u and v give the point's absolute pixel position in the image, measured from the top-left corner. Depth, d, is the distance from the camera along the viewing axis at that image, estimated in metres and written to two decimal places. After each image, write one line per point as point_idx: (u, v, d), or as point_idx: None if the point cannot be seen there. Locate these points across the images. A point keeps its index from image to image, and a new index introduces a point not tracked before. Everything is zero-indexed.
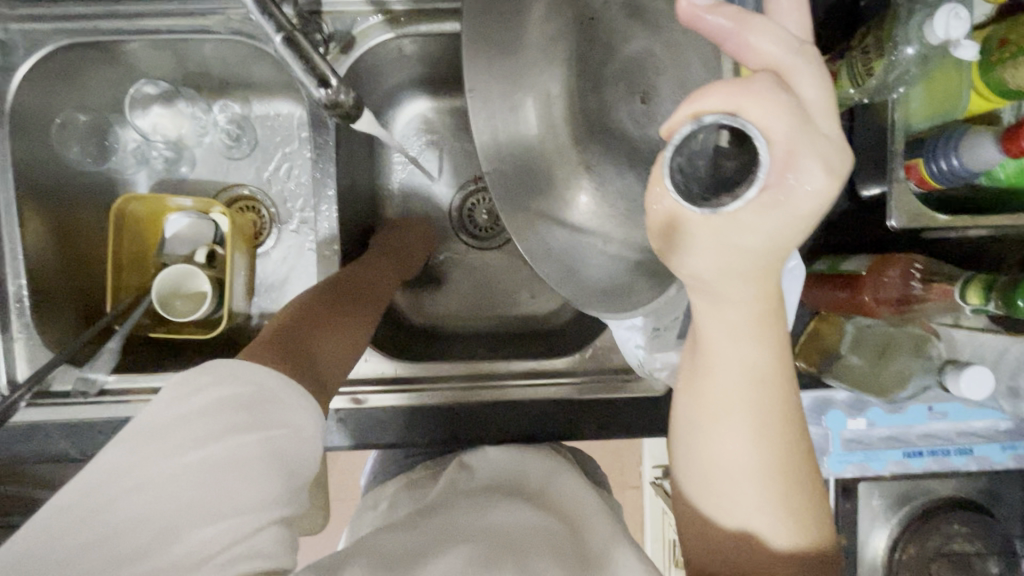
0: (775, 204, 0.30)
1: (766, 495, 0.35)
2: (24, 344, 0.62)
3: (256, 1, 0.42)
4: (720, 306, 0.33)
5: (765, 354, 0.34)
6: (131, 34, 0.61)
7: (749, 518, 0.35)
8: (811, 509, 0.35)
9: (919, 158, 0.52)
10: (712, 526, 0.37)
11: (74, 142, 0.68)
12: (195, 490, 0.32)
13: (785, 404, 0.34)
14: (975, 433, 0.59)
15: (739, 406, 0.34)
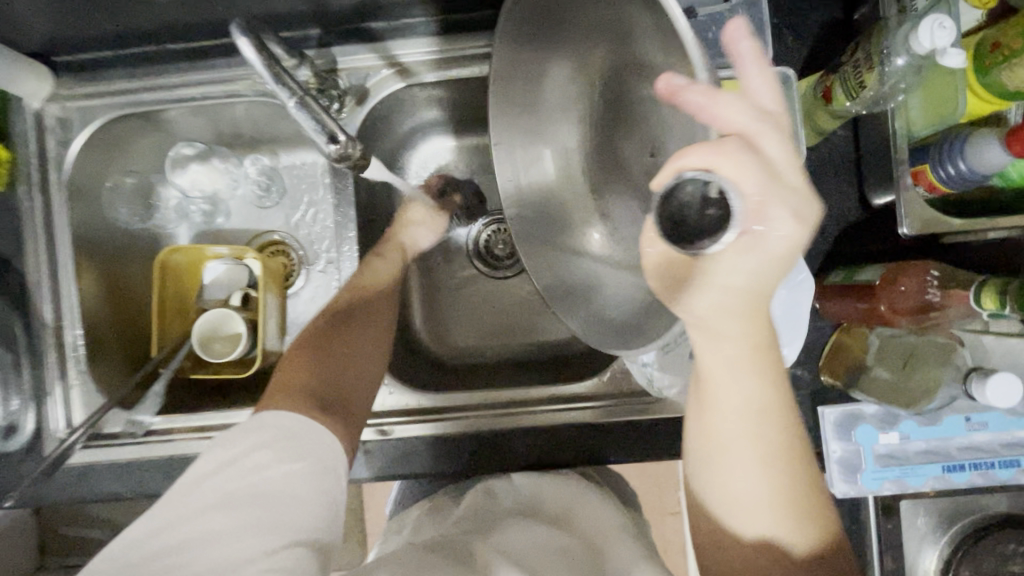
0: (749, 248, 0.34)
1: (778, 516, 0.37)
2: (80, 390, 0.67)
3: (270, 70, 0.45)
4: (716, 341, 0.36)
5: (764, 388, 0.36)
6: (170, 103, 0.68)
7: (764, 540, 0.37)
8: (822, 527, 0.37)
9: (926, 164, 0.52)
10: (732, 552, 0.38)
11: (122, 202, 0.74)
12: (242, 515, 0.40)
13: (787, 428, 0.37)
14: (1020, 443, 0.56)
15: (744, 433, 0.37)
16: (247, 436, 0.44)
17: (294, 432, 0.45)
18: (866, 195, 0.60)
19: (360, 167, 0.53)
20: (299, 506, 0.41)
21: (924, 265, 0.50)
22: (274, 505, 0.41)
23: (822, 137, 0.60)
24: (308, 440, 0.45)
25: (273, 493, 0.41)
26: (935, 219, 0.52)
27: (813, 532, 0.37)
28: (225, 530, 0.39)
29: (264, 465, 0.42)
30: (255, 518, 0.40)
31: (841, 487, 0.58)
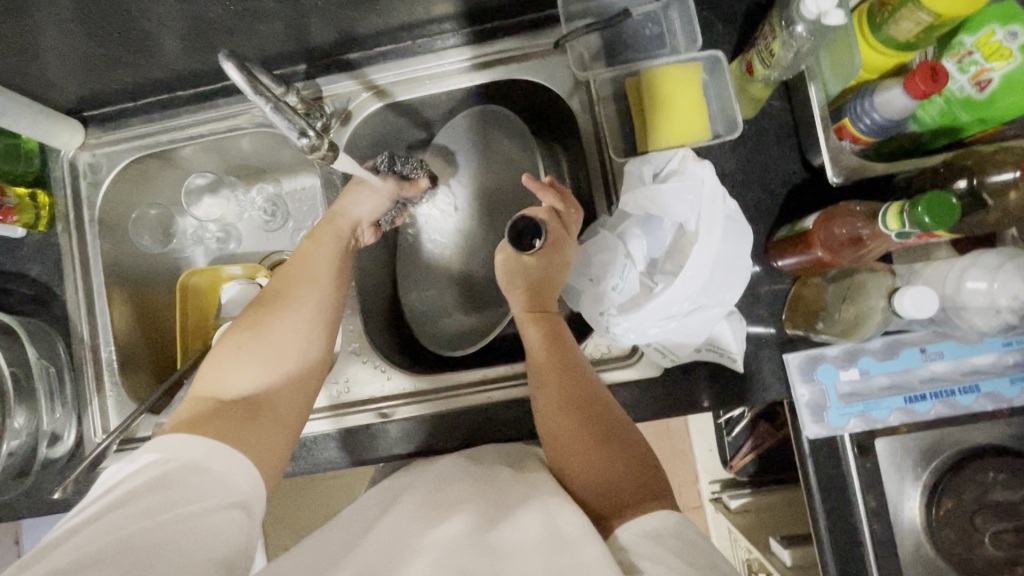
0: (551, 246, 0.58)
1: (586, 410, 0.53)
2: (114, 399, 0.75)
3: (245, 74, 0.46)
4: (522, 308, 0.59)
5: (546, 338, 0.57)
6: (183, 141, 0.79)
7: (594, 431, 0.52)
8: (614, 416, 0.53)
9: (846, 119, 0.57)
10: (575, 451, 0.51)
11: (145, 233, 0.84)
12: (152, 547, 0.41)
13: (576, 354, 0.56)
14: (978, 369, 0.60)
15: (554, 359, 0.55)
16: (173, 444, 0.48)
17: (217, 449, 0.48)
18: (805, 155, 0.64)
19: (330, 160, 0.54)
20: (208, 541, 0.43)
21: (849, 207, 0.55)
22: (177, 543, 0.42)
23: (758, 108, 0.66)
24: (231, 461, 0.48)
25: (177, 533, 0.42)
26: (861, 166, 0.57)
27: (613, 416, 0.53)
28: (141, 550, 0.41)
29: (168, 506, 0.44)
30: (156, 561, 0.41)
31: (811, 427, 0.62)
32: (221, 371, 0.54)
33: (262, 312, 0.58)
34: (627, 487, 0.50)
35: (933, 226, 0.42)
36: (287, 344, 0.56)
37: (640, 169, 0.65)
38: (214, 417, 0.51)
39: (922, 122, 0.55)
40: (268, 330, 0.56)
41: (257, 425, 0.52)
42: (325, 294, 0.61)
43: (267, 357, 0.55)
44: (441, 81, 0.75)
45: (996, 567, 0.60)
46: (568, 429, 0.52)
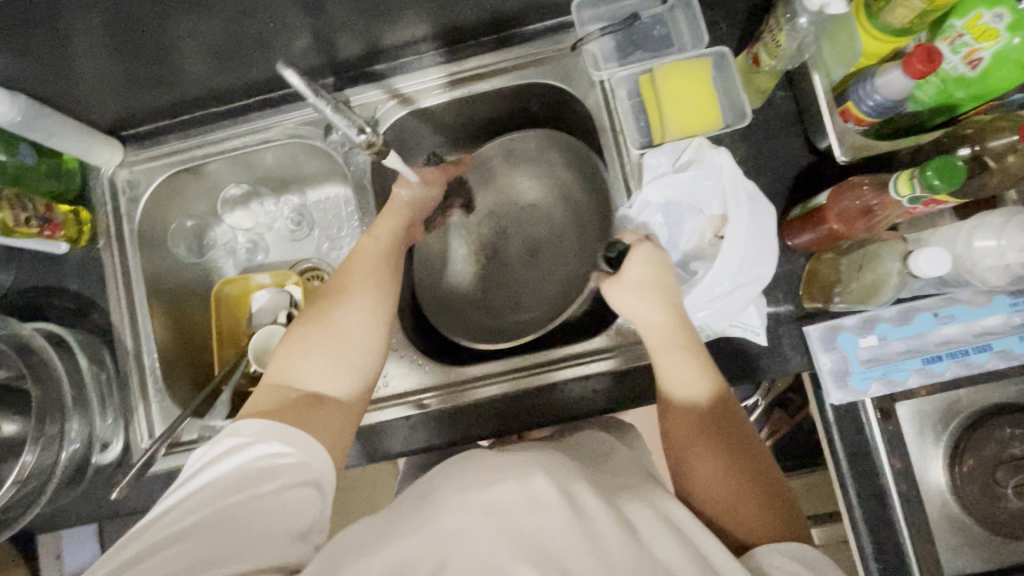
0: (645, 258, 0.62)
1: (712, 418, 0.55)
2: (158, 405, 0.77)
3: (305, 81, 0.49)
4: (632, 307, 0.61)
5: (669, 333, 0.59)
6: (217, 154, 0.82)
7: (716, 440, 0.53)
8: (733, 420, 0.55)
9: (850, 102, 0.61)
10: (699, 458, 0.53)
11: (181, 243, 0.87)
12: (231, 526, 0.44)
13: (696, 356, 0.58)
14: (989, 330, 0.63)
15: (671, 361, 0.58)
16: (253, 426, 0.50)
17: (294, 432, 0.50)
18: (811, 140, 0.69)
19: (382, 153, 0.60)
20: (284, 522, 0.46)
21: (859, 181, 0.59)
22: (254, 521, 0.45)
23: (764, 99, 0.70)
24: (305, 448, 0.50)
25: (254, 511, 0.45)
26: (864, 145, 0.62)
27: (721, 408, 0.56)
28: (223, 529, 0.44)
29: (251, 486, 0.47)
30: (238, 540, 0.44)
31: (836, 394, 0.65)
32: (293, 365, 0.57)
33: (325, 308, 0.60)
34: (763, 522, 0.49)
35: (942, 188, 0.46)
36: (350, 332, 0.59)
37: (659, 160, 0.70)
38: (291, 411, 0.53)
39: (919, 102, 0.59)
40: (331, 320, 0.59)
41: (325, 415, 0.54)
42: (384, 292, 0.63)
43: (331, 345, 0.58)
44: (462, 88, 0.79)
45: (1018, 519, 0.64)
46: (708, 450, 0.53)
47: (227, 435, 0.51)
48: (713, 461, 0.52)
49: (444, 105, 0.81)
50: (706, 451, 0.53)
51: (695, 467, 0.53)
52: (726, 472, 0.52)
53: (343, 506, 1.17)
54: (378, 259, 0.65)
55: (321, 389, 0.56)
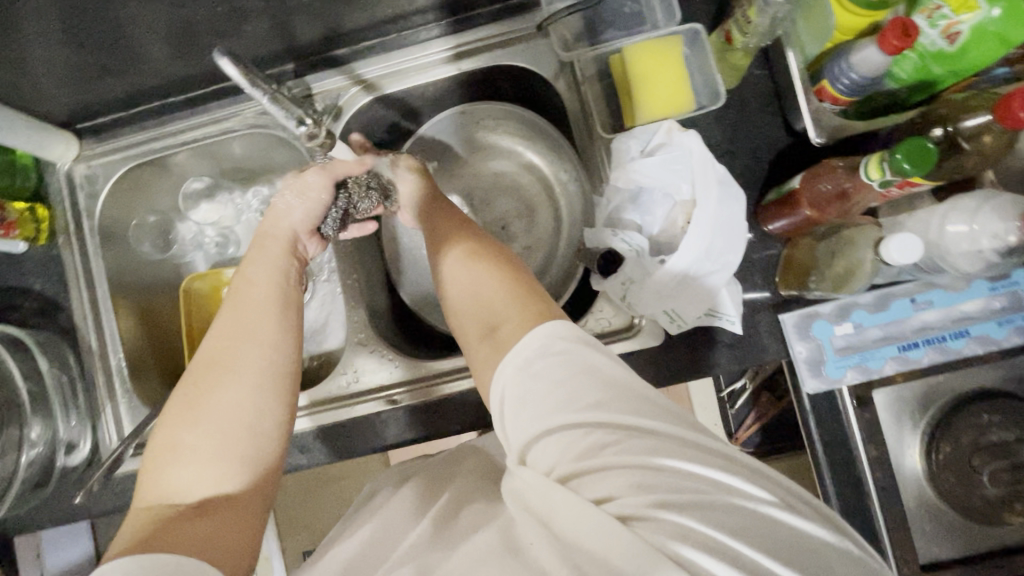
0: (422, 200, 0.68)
1: (471, 273, 0.53)
2: (126, 406, 0.76)
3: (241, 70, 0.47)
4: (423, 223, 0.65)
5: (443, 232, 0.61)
6: (177, 146, 0.80)
7: (476, 293, 0.52)
8: (501, 271, 0.52)
9: (825, 81, 0.59)
10: (470, 318, 0.52)
11: (146, 240, 0.84)
12: None
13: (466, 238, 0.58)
14: (968, 315, 0.61)
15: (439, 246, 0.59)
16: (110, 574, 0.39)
17: (168, 547, 0.42)
18: (788, 119, 0.66)
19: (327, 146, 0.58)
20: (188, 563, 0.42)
21: (834, 163, 0.56)
22: None
23: (740, 78, 0.67)
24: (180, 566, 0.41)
25: None
26: (840, 127, 0.59)
27: (485, 262, 0.54)
28: None
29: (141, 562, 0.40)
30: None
31: (810, 383, 0.64)
32: (163, 475, 0.47)
33: (194, 390, 0.50)
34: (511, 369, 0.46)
35: (910, 173, 0.44)
36: (233, 414, 0.49)
37: (628, 144, 0.66)
38: (163, 529, 0.44)
39: (897, 78, 0.57)
40: (207, 403, 0.49)
41: (205, 522, 0.45)
42: (261, 351, 0.52)
43: (208, 433, 0.48)
44: (428, 72, 0.76)
45: (995, 505, 0.63)
46: (465, 335, 0.52)
47: None
48: (471, 338, 0.51)
49: (410, 91, 0.78)
50: (469, 338, 0.52)
51: (472, 333, 0.51)
52: (484, 342, 0.49)
53: (330, 496, 1.17)
54: (256, 312, 0.54)
55: (202, 492, 0.47)
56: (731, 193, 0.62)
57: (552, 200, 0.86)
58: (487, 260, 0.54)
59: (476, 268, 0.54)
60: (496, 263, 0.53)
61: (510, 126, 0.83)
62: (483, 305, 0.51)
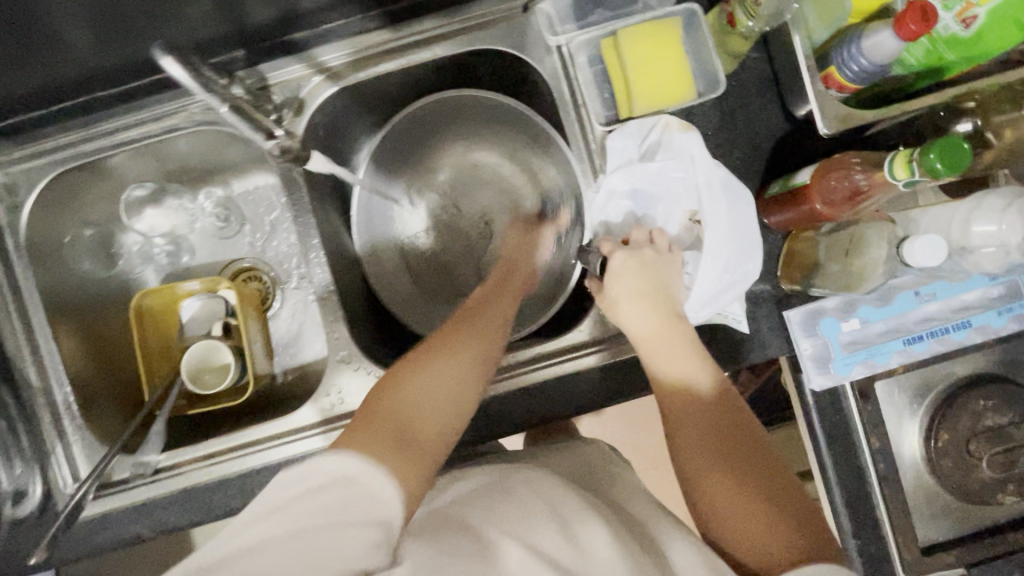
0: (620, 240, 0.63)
1: (688, 354, 0.55)
2: (80, 445, 0.68)
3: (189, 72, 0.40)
4: (656, 266, 0.59)
5: (655, 286, 0.58)
6: (113, 147, 0.70)
7: (693, 385, 0.54)
8: (704, 362, 0.55)
9: (832, 67, 0.56)
10: (677, 400, 0.54)
11: (85, 256, 0.75)
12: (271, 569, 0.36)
13: (668, 302, 0.57)
14: (969, 305, 0.62)
15: (641, 304, 0.57)
16: (335, 467, 0.41)
17: (378, 466, 0.42)
18: (787, 107, 0.63)
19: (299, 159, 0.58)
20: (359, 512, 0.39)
21: (846, 160, 0.54)
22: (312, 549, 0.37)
23: (737, 63, 0.63)
24: (377, 480, 0.41)
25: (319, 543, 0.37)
26: (849, 115, 0.55)
27: (693, 351, 0.55)
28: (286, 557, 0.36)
29: (344, 480, 0.40)
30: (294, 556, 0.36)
31: (817, 379, 0.62)
32: (419, 382, 0.48)
33: (433, 342, 0.53)
34: (779, 528, 0.46)
35: (940, 174, 0.41)
36: (441, 391, 0.48)
37: (625, 144, 0.64)
38: (375, 431, 0.44)
39: (907, 64, 0.54)
40: (436, 364, 0.50)
41: (406, 451, 0.44)
42: (480, 339, 0.54)
43: (428, 390, 0.48)
44: (401, 59, 0.68)
45: (990, 487, 0.64)
46: (748, 440, 0.51)
47: (311, 461, 0.41)
48: (716, 460, 0.50)
49: (380, 79, 0.70)
50: (702, 456, 0.50)
51: (677, 412, 0.53)
52: (722, 464, 0.50)
53: None
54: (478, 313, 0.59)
55: (421, 429, 0.46)
56: (738, 193, 0.61)
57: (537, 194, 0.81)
58: (704, 368, 0.55)
59: (696, 363, 0.55)
60: (696, 350, 0.56)
61: (488, 115, 0.77)
62: (693, 403, 0.53)
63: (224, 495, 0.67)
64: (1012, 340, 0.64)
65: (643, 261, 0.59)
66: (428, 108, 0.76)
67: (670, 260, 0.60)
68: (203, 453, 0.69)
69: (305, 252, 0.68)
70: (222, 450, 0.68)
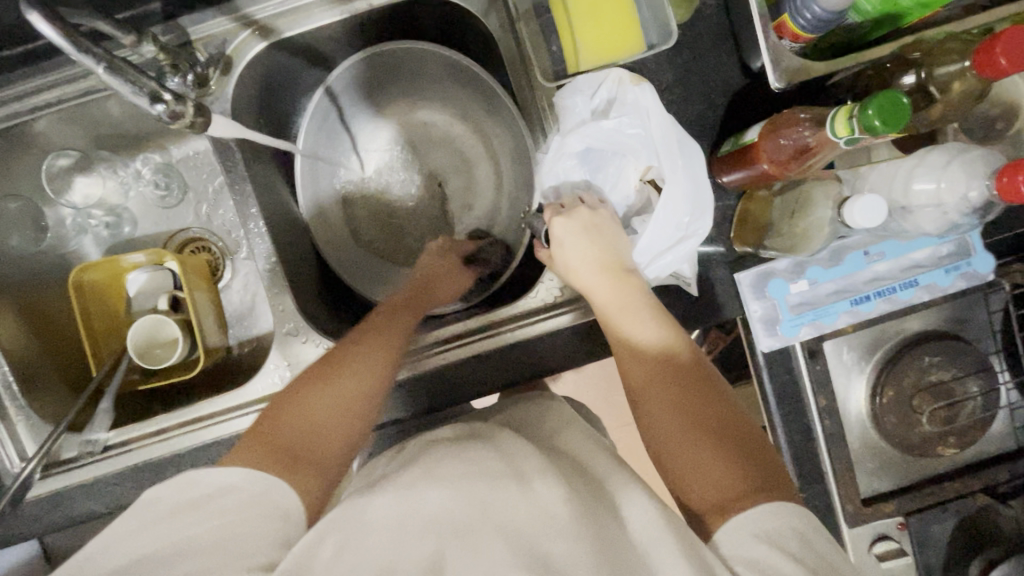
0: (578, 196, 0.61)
1: (640, 311, 0.51)
2: (24, 425, 0.67)
3: (67, 38, 0.42)
4: (607, 229, 0.57)
5: (603, 248, 0.56)
6: (29, 113, 0.64)
7: (648, 342, 0.49)
8: (658, 318, 0.51)
9: (784, 15, 0.52)
10: (636, 356, 0.49)
11: (12, 231, 0.71)
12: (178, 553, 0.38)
13: (614, 262, 0.55)
14: (917, 264, 0.63)
15: (588, 267, 0.55)
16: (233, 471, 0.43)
17: (267, 478, 0.44)
18: (743, 59, 0.60)
19: (200, 127, 0.52)
20: (260, 511, 0.41)
21: (794, 116, 0.52)
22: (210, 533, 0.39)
23: (692, 11, 0.60)
24: (265, 484, 0.43)
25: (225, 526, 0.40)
26: (800, 69, 0.53)
27: (647, 306, 0.52)
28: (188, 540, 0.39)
29: (228, 489, 0.42)
30: (190, 545, 0.38)
31: (765, 341, 0.63)
32: (309, 408, 0.49)
33: (332, 350, 0.54)
34: (731, 476, 0.43)
35: (879, 132, 0.40)
36: (345, 396, 0.50)
37: (574, 102, 0.60)
38: (271, 437, 0.47)
39: (862, 11, 0.51)
40: (342, 377, 0.51)
41: (303, 457, 0.46)
42: (388, 333, 0.56)
43: (326, 409, 0.49)
44: (336, 10, 0.63)
45: (930, 441, 0.65)
46: (714, 395, 0.47)
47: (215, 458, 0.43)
48: (665, 402, 0.46)
49: (315, 32, 0.66)
50: (661, 400, 0.47)
51: (632, 370, 0.49)
52: (676, 406, 0.46)
53: None
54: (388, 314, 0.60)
55: (308, 442, 0.47)
56: (693, 152, 0.58)
57: (491, 155, 0.79)
58: (658, 321, 0.51)
59: (648, 317, 0.51)
60: (649, 307, 0.52)
61: (434, 68, 0.73)
62: (648, 360, 0.48)
63: (175, 470, 0.66)
64: (959, 297, 0.65)
65: (587, 225, 0.57)
66: (366, 62, 0.72)
67: (611, 220, 0.58)
68: (153, 429, 0.68)
69: (243, 221, 0.65)
70: (173, 426, 0.68)
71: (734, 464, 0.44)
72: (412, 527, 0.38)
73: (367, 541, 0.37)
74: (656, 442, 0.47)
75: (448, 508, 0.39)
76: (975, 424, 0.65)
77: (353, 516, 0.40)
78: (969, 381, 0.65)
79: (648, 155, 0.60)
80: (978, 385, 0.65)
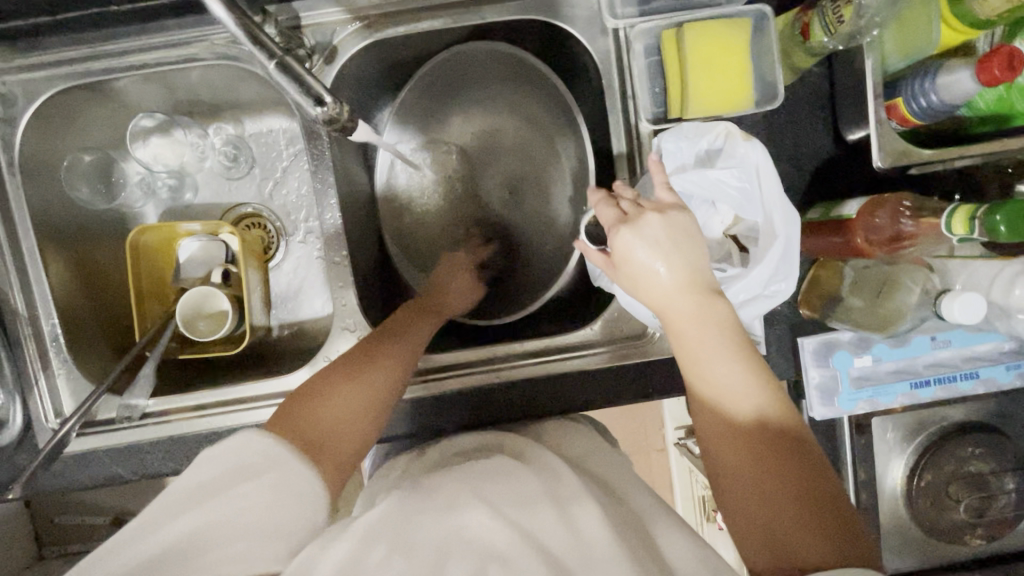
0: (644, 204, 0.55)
1: (722, 347, 0.50)
2: (65, 380, 0.65)
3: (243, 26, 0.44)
4: (689, 242, 0.52)
5: (685, 268, 0.51)
6: (121, 70, 0.63)
7: (728, 386, 0.49)
8: (742, 358, 0.50)
9: (899, 98, 0.54)
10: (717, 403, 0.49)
11: (82, 183, 0.71)
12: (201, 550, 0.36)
13: (695, 287, 0.51)
14: (979, 356, 0.63)
15: (668, 290, 0.51)
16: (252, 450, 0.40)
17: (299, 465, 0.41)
18: (839, 130, 0.61)
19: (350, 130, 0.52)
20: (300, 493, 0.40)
21: (897, 200, 0.53)
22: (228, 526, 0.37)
23: (798, 75, 0.61)
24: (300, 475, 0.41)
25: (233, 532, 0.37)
26: (904, 151, 0.53)
27: (730, 342, 0.50)
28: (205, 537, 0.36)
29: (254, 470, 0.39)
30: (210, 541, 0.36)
31: (819, 409, 0.63)
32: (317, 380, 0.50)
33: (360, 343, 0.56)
34: (805, 540, 0.43)
35: (1000, 235, 0.42)
36: (347, 412, 0.47)
37: (678, 146, 0.60)
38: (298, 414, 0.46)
39: (976, 108, 0.53)
40: (369, 371, 0.51)
41: (324, 439, 0.45)
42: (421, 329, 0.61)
43: (346, 407, 0.48)
44: (447, 19, 0.64)
45: (960, 528, 0.66)
46: (796, 450, 0.46)
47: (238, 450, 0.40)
48: (739, 452, 0.47)
49: (418, 34, 0.66)
50: (733, 454, 0.47)
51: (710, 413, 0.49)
52: (751, 460, 0.46)
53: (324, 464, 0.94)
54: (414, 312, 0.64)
55: (324, 430, 0.45)
56: (790, 217, 0.57)
57: None
58: (740, 363, 0.49)
59: (731, 358, 0.49)
60: (734, 347, 0.50)
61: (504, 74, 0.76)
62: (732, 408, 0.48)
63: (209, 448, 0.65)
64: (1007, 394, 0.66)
65: (660, 236, 0.51)
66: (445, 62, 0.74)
67: (689, 230, 0.52)
68: (194, 403, 0.67)
69: (319, 209, 0.65)
70: (214, 403, 0.67)
71: (810, 525, 0.44)
72: (458, 552, 0.37)
73: (414, 558, 0.36)
74: (721, 488, 0.48)
75: (489, 535, 0.38)
76: (1005, 519, 0.66)
77: (411, 518, 0.39)
78: (1005, 476, 0.66)
79: (745, 209, 0.60)
80: (1014, 481, 0.66)
